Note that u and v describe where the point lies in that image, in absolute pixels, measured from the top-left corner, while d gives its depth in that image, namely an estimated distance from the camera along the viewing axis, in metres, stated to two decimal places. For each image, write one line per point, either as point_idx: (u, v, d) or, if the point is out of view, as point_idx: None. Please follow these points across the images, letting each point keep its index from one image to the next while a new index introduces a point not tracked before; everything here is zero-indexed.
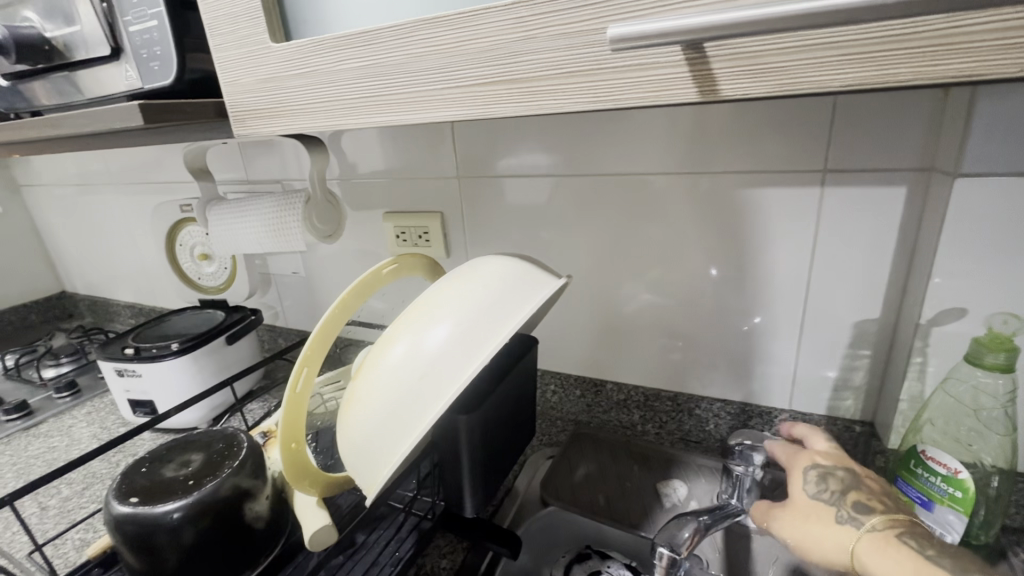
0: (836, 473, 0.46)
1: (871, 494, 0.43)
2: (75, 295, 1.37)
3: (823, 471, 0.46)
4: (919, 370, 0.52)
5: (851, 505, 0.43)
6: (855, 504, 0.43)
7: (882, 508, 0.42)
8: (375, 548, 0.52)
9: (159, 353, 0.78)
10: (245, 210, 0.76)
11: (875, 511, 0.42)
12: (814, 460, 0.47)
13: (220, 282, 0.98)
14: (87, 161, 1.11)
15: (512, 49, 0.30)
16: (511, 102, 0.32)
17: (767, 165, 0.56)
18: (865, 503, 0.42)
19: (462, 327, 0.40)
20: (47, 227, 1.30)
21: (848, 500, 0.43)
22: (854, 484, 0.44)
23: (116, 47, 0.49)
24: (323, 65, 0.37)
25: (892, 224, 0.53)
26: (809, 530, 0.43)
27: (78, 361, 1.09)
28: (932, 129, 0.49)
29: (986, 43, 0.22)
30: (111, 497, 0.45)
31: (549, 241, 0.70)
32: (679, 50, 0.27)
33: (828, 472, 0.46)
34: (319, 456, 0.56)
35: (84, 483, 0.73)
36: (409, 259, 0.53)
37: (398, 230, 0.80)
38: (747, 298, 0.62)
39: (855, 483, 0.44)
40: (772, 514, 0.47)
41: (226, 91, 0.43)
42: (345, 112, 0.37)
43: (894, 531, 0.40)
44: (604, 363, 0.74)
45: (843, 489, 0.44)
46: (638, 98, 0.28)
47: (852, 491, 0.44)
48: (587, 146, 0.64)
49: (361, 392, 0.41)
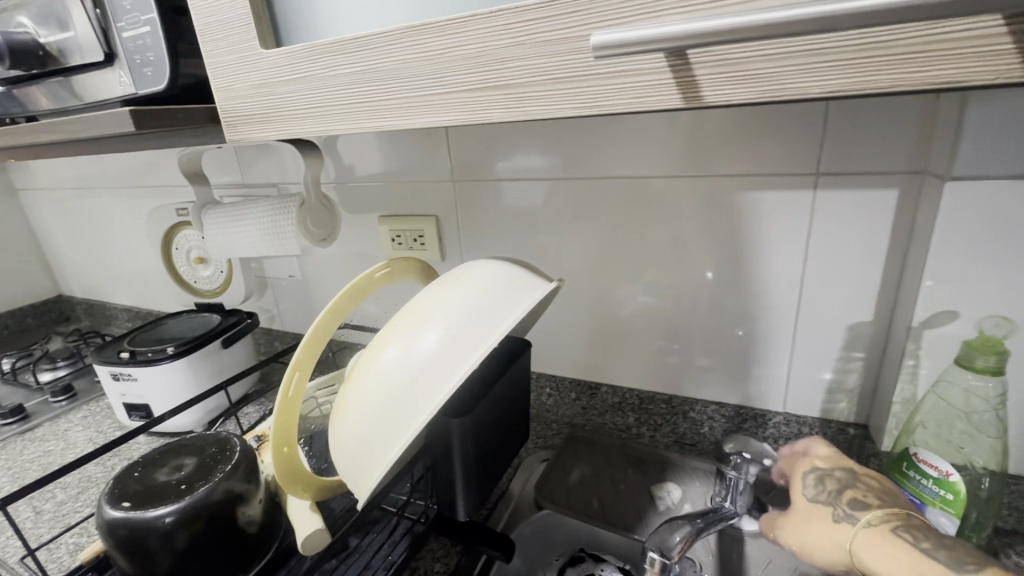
0: (833, 474, 0.46)
1: (870, 490, 0.43)
2: (71, 298, 1.37)
3: (821, 474, 0.46)
4: (911, 372, 0.52)
5: (848, 502, 0.42)
6: (851, 500, 0.42)
7: (879, 503, 0.42)
8: (368, 552, 0.53)
9: (155, 356, 0.78)
10: (241, 214, 0.76)
11: (871, 506, 0.41)
12: (813, 464, 0.48)
13: (216, 285, 0.98)
14: (84, 165, 1.11)
15: (499, 55, 0.30)
16: (499, 107, 0.32)
17: (760, 169, 0.56)
18: (861, 499, 0.42)
19: (454, 331, 0.40)
20: (44, 231, 1.30)
21: (845, 498, 0.43)
22: (850, 483, 0.44)
23: (110, 52, 0.49)
24: (313, 71, 0.37)
25: (884, 227, 0.53)
26: (810, 532, 0.43)
27: (74, 364, 1.09)
28: (923, 133, 0.49)
29: (965, 50, 0.22)
30: (104, 501, 0.45)
31: (544, 244, 0.71)
32: (664, 56, 0.27)
33: (826, 474, 0.46)
34: (313, 460, 0.56)
35: (79, 487, 0.73)
36: (402, 262, 0.53)
37: (393, 234, 0.80)
38: (741, 301, 0.62)
39: (852, 482, 0.44)
40: (777, 523, 0.47)
41: (218, 96, 0.43)
42: (335, 117, 0.38)
43: (890, 526, 0.39)
44: (599, 366, 0.74)
45: (840, 488, 0.44)
46: (624, 104, 0.29)
47: (848, 489, 0.43)
48: (582, 149, 0.64)
49: (353, 395, 0.41)
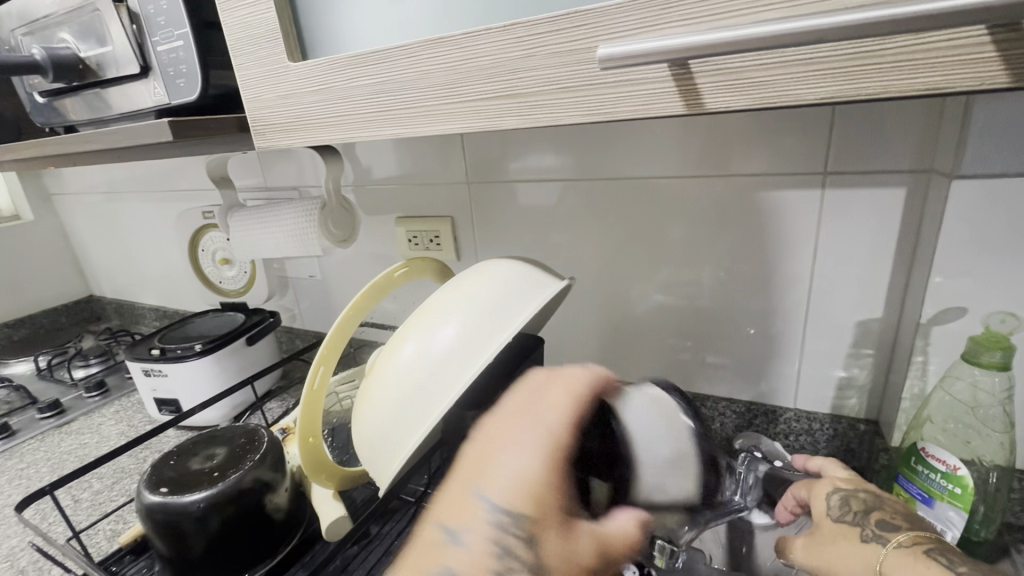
0: (857, 495, 0.45)
1: (895, 513, 0.43)
2: (102, 298, 1.42)
3: (845, 495, 0.45)
4: (921, 368, 0.53)
5: (876, 523, 0.42)
6: (879, 522, 0.42)
7: (907, 526, 0.41)
8: (387, 539, 0.55)
9: (184, 353, 0.82)
10: (264, 216, 0.79)
11: (900, 529, 0.41)
12: (836, 486, 0.47)
13: (240, 285, 1.02)
14: (115, 170, 1.16)
15: (511, 66, 0.32)
16: (511, 115, 0.34)
17: (769, 169, 0.57)
18: (889, 522, 0.42)
19: (469, 327, 0.42)
20: (76, 234, 1.35)
21: (873, 518, 0.42)
22: (876, 505, 0.44)
23: (145, 65, 0.52)
24: (336, 82, 0.39)
25: (893, 224, 0.54)
26: (835, 556, 0.42)
27: (106, 362, 1.14)
28: (929, 133, 0.50)
29: (948, 58, 0.23)
30: (143, 487, 0.48)
31: (557, 244, 0.72)
32: (666, 67, 0.28)
33: (849, 495, 0.45)
34: (334, 453, 0.59)
35: (114, 477, 0.77)
36: (418, 262, 0.55)
37: (409, 234, 0.82)
38: (750, 298, 0.63)
39: (877, 504, 0.43)
40: (795, 544, 0.45)
41: (246, 106, 0.45)
42: (357, 125, 0.40)
43: (921, 547, 0.39)
44: (612, 364, 0.75)
45: (867, 509, 0.43)
46: (628, 110, 0.30)
47: (875, 511, 0.43)
48: (593, 152, 0.66)
49: (375, 389, 0.44)
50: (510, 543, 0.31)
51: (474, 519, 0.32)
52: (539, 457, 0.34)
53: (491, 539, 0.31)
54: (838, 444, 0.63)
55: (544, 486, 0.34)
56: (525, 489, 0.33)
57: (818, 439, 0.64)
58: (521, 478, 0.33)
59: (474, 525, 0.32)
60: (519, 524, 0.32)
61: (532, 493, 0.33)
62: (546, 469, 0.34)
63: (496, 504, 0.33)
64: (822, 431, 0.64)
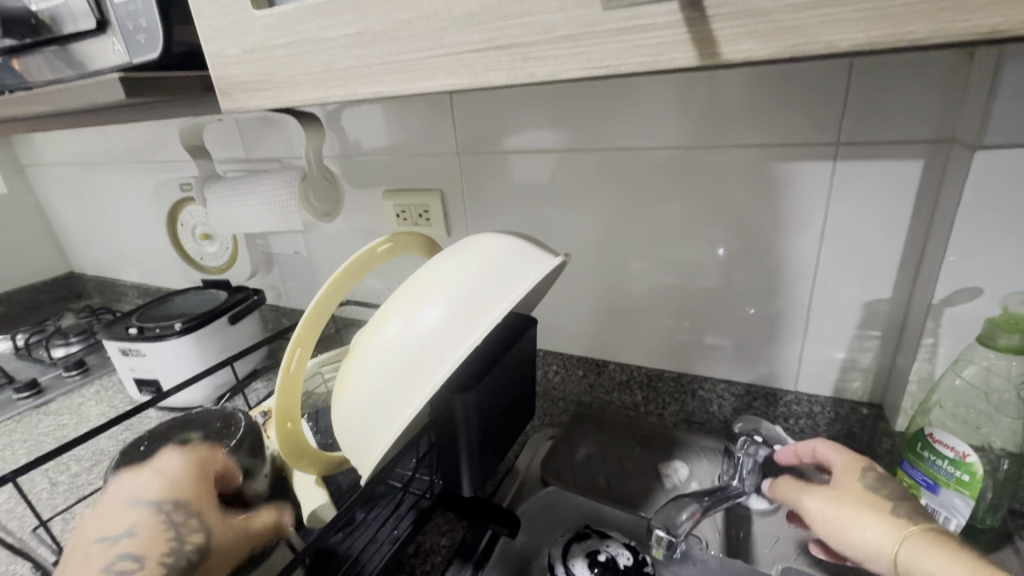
0: (895, 480, 0.44)
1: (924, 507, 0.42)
2: (82, 274, 1.37)
3: (882, 474, 0.44)
4: (931, 351, 0.50)
5: (909, 507, 0.41)
6: (912, 507, 0.41)
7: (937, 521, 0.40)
8: (373, 526, 0.53)
9: (163, 332, 0.78)
10: (243, 190, 0.75)
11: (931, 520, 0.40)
12: (873, 465, 0.46)
13: (222, 262, 0.99)
14: (90, 140, 1.10)
15: (502, 12, 0.29)
16: (500, 69, 0.30)
17: (779, 139, 0.54)
18: (921, 511, 0.41)
19: (456, 306, 0.39)
20: (53, 208, 1.30)
21: (907, 503, 0.41)
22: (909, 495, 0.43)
23: (103, 20, 0.47)
24: (306, 35, 0.35)
25: (907, 199, 0.51)
26: (850, 519, 0.42)
27: (87, 340, 1.10)
28: (953, 97, 0.46)
29: None
30: (110, 474, 0.45)
31: (552, 220, 0.69)
32: (678, 10, 0.25)
33: (887, 476, 0.44)
34: (316, 435, 0.56)
35: (93, 459, 0.74)
36: (403, 237, 0.51)
37: (398, 209, 0.79)
38: (753, 277, 0.60)
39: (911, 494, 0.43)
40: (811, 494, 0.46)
41: (210, 62, 0.41)
42: (331, 83, 0.36)
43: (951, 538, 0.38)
44: (607, 344, 0.73)
45: (901, 493, 0.42)
46: (633, 63, 0.27)
47: (910, 499, 0.42)
48: (592, 118, 0.62)
49: (354, 372, 0.41)
50: (175, 522, 0.39)
51: (134, 521, 0.39)
52: (184, 464, 0.43)
53: (148, 519, 0.39)
54: (839, 428, 0.62)
55: (192, 478, 0.43)
56: (176, 484, 0.42)
57: (818, 423, 0.63)
58: (168, 480, 0.42)
59: (125, 519, 0.39)
60: (178, 505, 0.40)
61: (181, 487, 0.41)
62: (188, 474, 0.43)
63: (150, 503, 0.40)
64: (822, 415, 0.62)
